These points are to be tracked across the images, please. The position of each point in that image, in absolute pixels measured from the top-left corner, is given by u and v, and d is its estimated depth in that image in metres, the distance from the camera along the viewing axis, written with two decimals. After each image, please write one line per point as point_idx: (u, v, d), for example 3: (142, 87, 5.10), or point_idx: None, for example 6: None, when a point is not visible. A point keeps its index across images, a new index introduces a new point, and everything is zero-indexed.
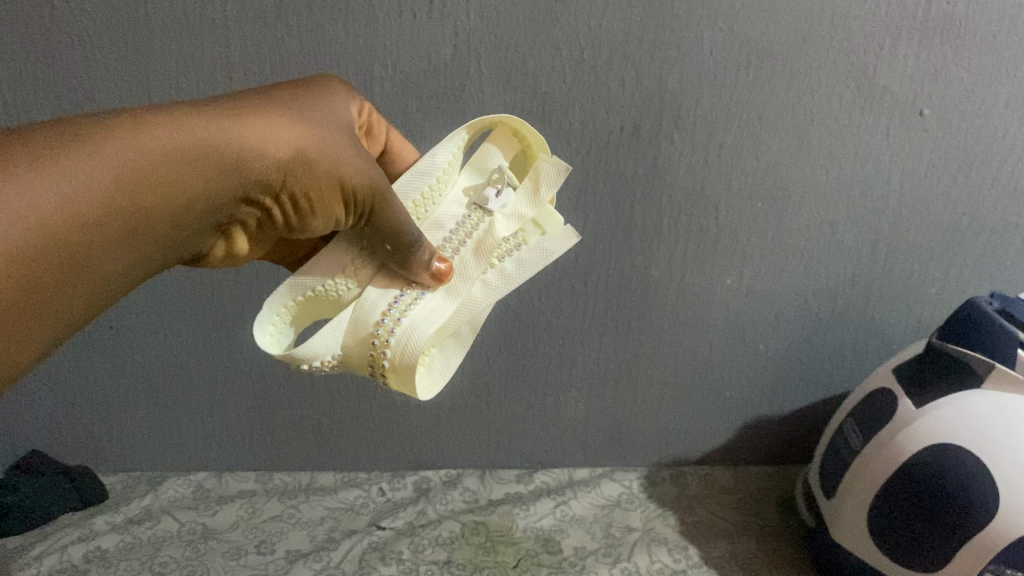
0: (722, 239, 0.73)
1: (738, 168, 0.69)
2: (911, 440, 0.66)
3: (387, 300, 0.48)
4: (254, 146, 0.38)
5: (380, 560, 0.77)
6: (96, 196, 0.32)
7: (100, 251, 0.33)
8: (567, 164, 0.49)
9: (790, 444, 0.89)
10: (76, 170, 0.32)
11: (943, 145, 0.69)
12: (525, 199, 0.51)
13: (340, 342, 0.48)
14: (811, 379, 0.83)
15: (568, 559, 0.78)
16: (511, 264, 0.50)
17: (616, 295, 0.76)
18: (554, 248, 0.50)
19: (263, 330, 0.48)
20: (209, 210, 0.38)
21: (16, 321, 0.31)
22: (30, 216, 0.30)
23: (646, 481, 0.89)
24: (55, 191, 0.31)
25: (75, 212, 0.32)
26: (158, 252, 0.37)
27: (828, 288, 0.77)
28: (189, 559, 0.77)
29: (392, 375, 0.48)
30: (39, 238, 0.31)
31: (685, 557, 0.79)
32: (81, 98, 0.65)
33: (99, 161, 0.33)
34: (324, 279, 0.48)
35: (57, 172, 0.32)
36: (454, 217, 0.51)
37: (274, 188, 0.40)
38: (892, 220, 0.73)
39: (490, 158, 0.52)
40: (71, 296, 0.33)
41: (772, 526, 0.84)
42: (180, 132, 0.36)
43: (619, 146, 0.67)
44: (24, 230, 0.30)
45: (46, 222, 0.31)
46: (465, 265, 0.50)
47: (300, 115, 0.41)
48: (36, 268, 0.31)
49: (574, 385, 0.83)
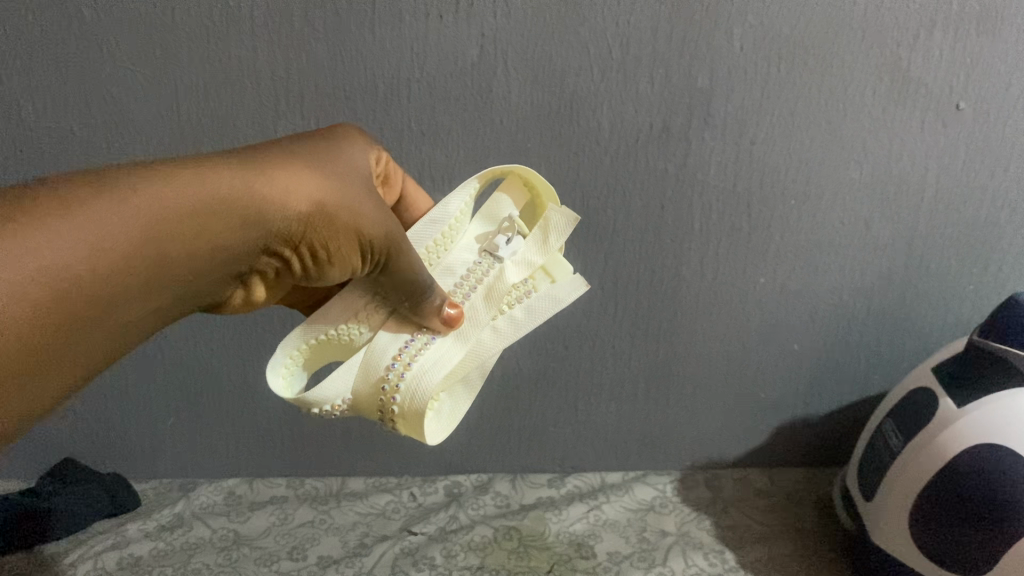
0: (755, 238, 0.72)
1: (770, 165, 0.68)
2: (952, 441, 0.65)
3: (398, 344, 0.47)
4: (277, 199, 0.38)
5: (413, 566, 0.77)
6: (128, 245, 0.32)
7: (123, 300, 0.33)
8: (575, 215, 0.50)
9: (827, 446, 0.88)
10: (103, 222, 0.31)
11: (981, 138, 0.67)
12: (534, 247, 0.51)
13: (352, 384, 0.47)
14: (848, 380, 0.82)
15: (602, 564, 0.77)
16: (521, 311, 0.50)
17: (648, 296, 0.75)
18: (564, 297, 0.50)
19: (275, 368, 0.48)
20: (228, 262, 0.37)
21: (41, 366, 0.30)
22: (54, 267, 0.29)
23: (680, 485, 0.88)
24: (79, 247, 0.30)
25: (96, 268, 0.31)
26: (172, 305, 0.36)
27: (863, 286, 0.75)
28: (222, 566, 0.77)
29: (404, 423, 0.47)
30: (60, 291, 0.30)
31: (720, 562, 0.78)
32: (108, 106, 0.65)
33: (124, 215, 0.32)
34: (336, 324, 0.48)
35: (93, 219, 0.31)
36: (464, 264, 0.51)
37: (292, 238, 0.39)
38: (929, 216, 0.71)
39: (500, 207, 0.52)
40: (93, 345, 0.33)
41: (809, 528, 0.83)
42: (204, 185, 0.35)
43: (649, 145, 0.66)
44: (58, 277, 0.30)
45: (69, 281, 0.30)
46: (475, 310, 0.50)
47: (323, 167, 0.41)
48: (65, 314, 0.30)
49: (606, 388, 0.82)
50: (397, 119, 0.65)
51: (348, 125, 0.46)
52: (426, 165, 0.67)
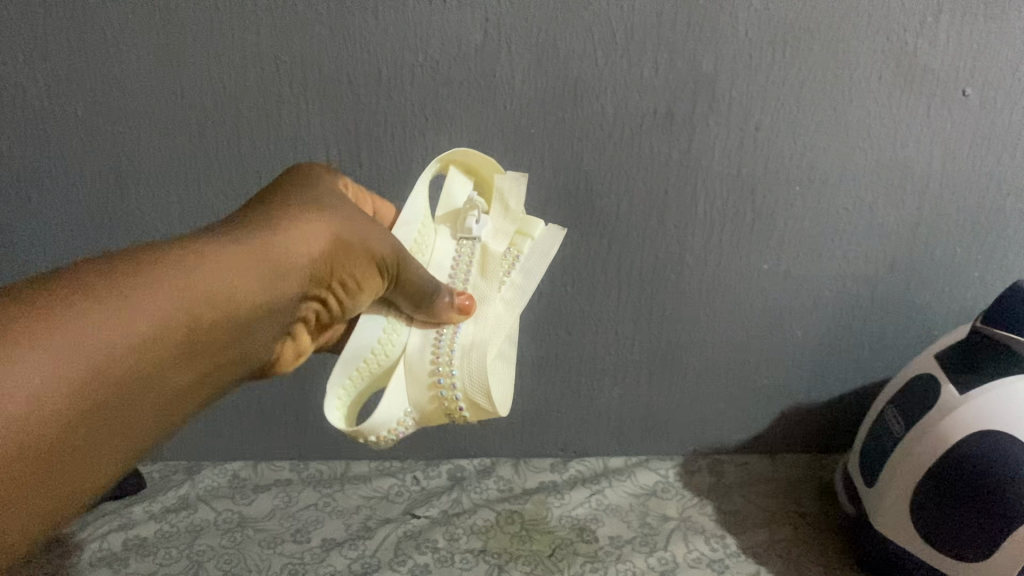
0: (759, 224, 0.72)
1: (775, 150, 0.68)
2: (953, 427, 0.65)
3: (431, 343, 0.50)
4: (301, 242, 0.39)
5: (415, 548, 0.77)
6: (175, 311, 0.32)
7: (179, 367, 0.32)
8: (522, 173, 0.53)
9: (830, 432, 0.88)
10: (145, 293, 0.31)
11: (987, 124, 0.67)
12: (499, 215, 0.54)
13: (408, 396, 0.50)
14: (851, 366, 0.82)
15: (604, 548, 0.78)
16: (519, 274, 0.53)
17: (651, 281, 0.75)
18: (549, 247, 0.54)
19: (331, 405, 0.48)
20: (275, 312, 0.38)
21: (110, 442, 0.30)
22: (111, 343, 0.29)
23: (682, 470, 0.88)
24: (145, 319, 0.31)
25: (164, 337, 0.32)
26: (231, 366, 0.36)
27: (867, 272, 0.75)
28: (227, 548, 0.78)
29: (472, 408, 0.50)
30: (117, 365, 0.30)
31: (722, 547, 0.78)
32: (113, 89, 0.65)
33: (175, 282, 0.33)
34: (371, 346, 0.49)
35: (135, 293, 0.31)
36: (449, 254, 0.53)
37: (320, 277, 0.40)
38: (934, 203, 0.71)
39: (454, 192, 0.54)
40: (154, 418, 0.32)
41: (810, 513, 0.83)
42: (235, 245, 0.36)
43: (653, 130, 0.66)
44: (116, 350, 0.29)
45: (139, 353, 0.30)
46: (479, 289, 0.52)
47: (325, 204, 0.42)
48: (126, 386, 0.30)
49: (609, 373, 0.82)
50: (401, 104, 0.65)
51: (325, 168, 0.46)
52: (429, 149, 0.67)
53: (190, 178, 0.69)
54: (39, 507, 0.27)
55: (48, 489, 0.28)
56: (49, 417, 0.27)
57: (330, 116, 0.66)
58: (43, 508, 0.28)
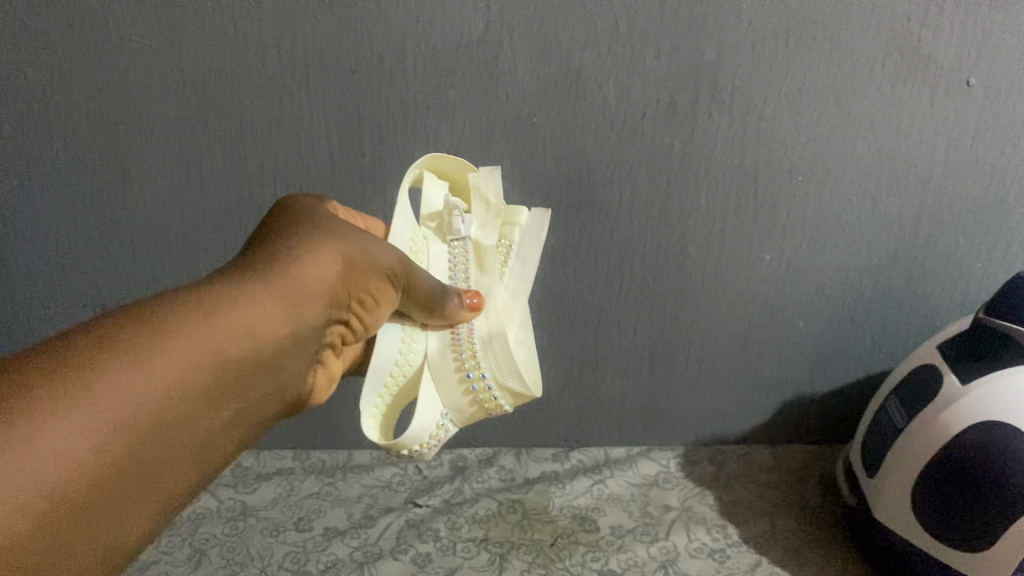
0: (761, 215, 0.72)
1: (778, 140, 0.68)
2: (954, 418, 0.65)
3: (451, 343, 0.53)
4: (320, 269, 0.40)
5: (417, 537, 0.77)
6: (210, 348, 0.34)
7: (218, 399, 0.34)
8: (495, 168, 0.55)
9: (832, 423, 0.88)
10: (180, 334, 0.33)
11: (991, 115, 0.67)
12: (481, 211, 0.56)
13: (443, 399, 0.53)
14: (853, 356, 0.82)
15: (605, 537, 0.78)
16: (515, 261, 0.57)
17: (653, 271, 0.75)
18: (540, 229, 0.58)
19: (368, 422, 0.51)
20: (305, 338, 0.39)
21: (155, 478, 0.31)
22: (151, 384, 0.31)
23: (684, 461, 0.88)
24: (191, 359, 0.33)
25: (202, 372, 0.33)
26: (269, 396, 0.38)
27: (870, 263, 0.75)
28: (229, 536, 0.78)
29: (508, 396, 0.53)
30: (158, 404, 0.31)
31: (723, 537, 0.78)
32: (115, 77, 0.65)
33: (206, 319, 0.34)
34: (395, 360, 0.53)
35: (170, 334, 0.32)
36: (444, 257, 0.56)
37: (342, 300, 0.42)
38: (936, 194, 0.71)
39: (432, 197, 0.56)
40: (198, 452, 0.33)
41: (811, 504, 0.83)
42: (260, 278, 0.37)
43: (655, 120, 0.66)
44: (156, 391, 0.31)
45: (178, 393, 0.32)
46: (482, 283, 0.55)
47: (337, 228, 0.43)
48: (167, 424, 0.31)
49: (611, 364, 0.82)
50: (402, 93, 0.65)
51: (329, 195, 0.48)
52: (431, 139, 0.67)
53: (191, 166, 0.69)
54: (98, 541, 0.29)
55: (105, 524, 0.29)
56: (93, 458, 0.29)
57: (331, 105, 0.66)
58: (94, 546, 0.29)
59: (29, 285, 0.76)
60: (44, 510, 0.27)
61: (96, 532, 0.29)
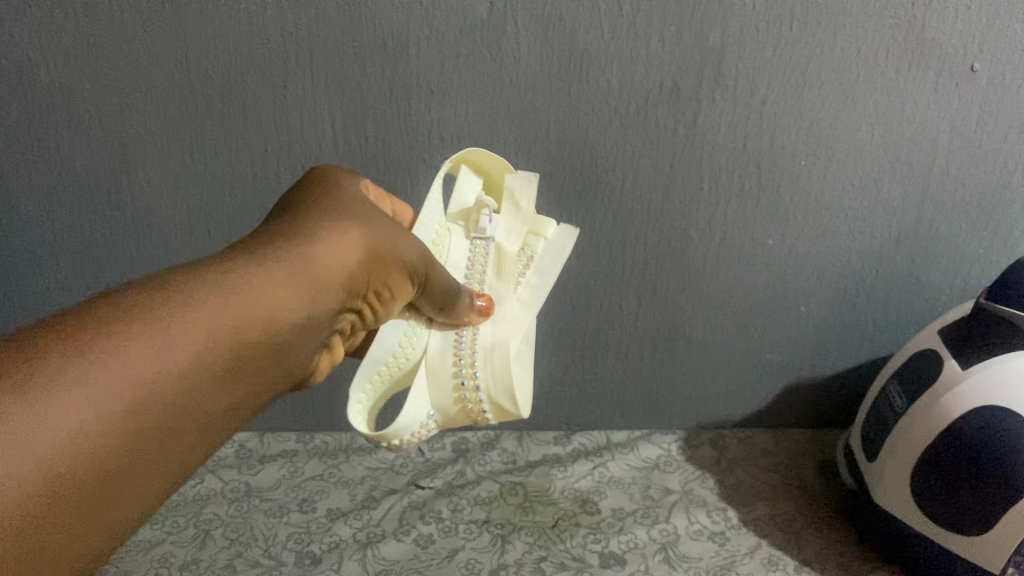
0: (764, 199, 0.72)
1: (781, 125, 0.68)
2: (955, 402, 0.65)
3: (451, 345, 0.53)
4: (336, 258, 0.40)
5: (420, 519, 0.78)
6: (231, 327, 0.33)
7: (233, 380, 0.34)
8: (533, 175, 0.56)
9: (832, 407, 0.88)
10: (204, 309, 0.32)
11: (995, 101, 0.67)
12: (511, 216, 0.57)
13: (431, 400, 0.53)
14: (855, 341, 0.82)
15: (606, 520, 0.78)
16: (533, 274, 0.57)
17: (656, 255, 0.75)
18: (564, 246, 0.58)
19: (354, 408, 0.51)
20: (315, 326, 0.39)
21: (169, 455, 0.31)
22: (174, 359, 0.30)
23: (685, 444, 0.88)
24: (211, 335, 0.32)
25: (221, 352, 0.33)
26: (277, 378, 0.37)
27: (872, 248, 0.75)
28: (233, 517, 0.79)
29: (494, 410, 0.54)
30: (180, 380, 0.31)
31: (723, 520, 0.79)
32: (120, 59, 0.65)
33: (223, 302, 0.33)
34: (394, 349, 0.52)
35: (192, 309, 0.32)
36: (464, 256, 0.56)
37: (354, 290, 0.42)
38: (940, 179, 0.71)
39: (465, 192, 0.57)
40: (209, 432, 0.33)
41: (811, 488, 0.83)
42: (279, 263, 0.37)
43: (659, 104, 0.66)
44: (177, 367, 0.31)
45: (196, 373, 0.31)
46: (496, 289, 0.55)
47: (359, 215, 0.43)
48: (185, 402, 0.31)
49: (613, 348, 0.83)
50: (407, 76, 0.65)
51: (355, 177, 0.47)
52: (435, 122, 0.67)
53: (196, 148, 0.69)
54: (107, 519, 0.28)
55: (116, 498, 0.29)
56: (113, 429, 0.28)
57: (335, 88, 0.66)
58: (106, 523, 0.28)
59: (33, 267, 0.76)
60: (56, 488, 0.26)
61: (104, 514, 0.28)
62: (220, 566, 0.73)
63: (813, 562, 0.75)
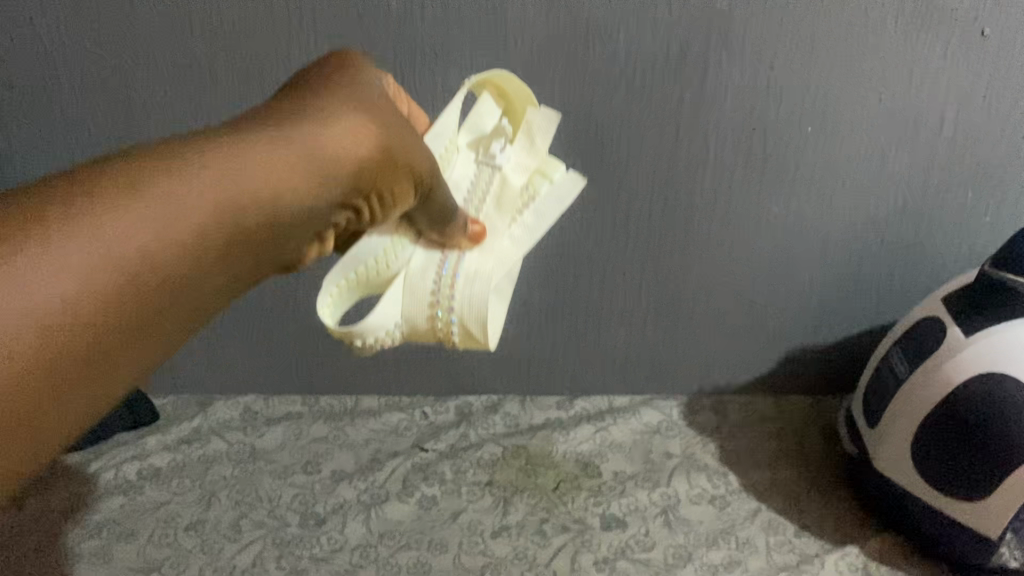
0: (770, 167, 0.72)
1: (788, 92, 0.67)
2: (958, 369, 0.66)
3: (433, 265, 0.48)
4: (346, 145, 0.35)
5: (423, 480, 0.79)
6: (205, 218, 0.29)
7: (202, 277, 0.30)
8: (556, 112, 0.51)
9: (834, 374, 0.88)
10: (171, 196, 0.28)
11: (1004, 68, 0.66)
12: (524, 149, 0.52)
13: (401, 309, 0.48)
14: (858, 309, 0.82)
15: (607, 483, 0.79)
16: (531, 216, 0.51)
17: (660, 222, 0.75)
18: (567, 195, 0.52)
19: (323, 304, 0.46)
20: (313, 219, 0.35)
21: (114, 359, 0.27)
22: (123, 248, 0.27)
23: (687, 409, 0.88)
24: (175, 226, 0.28)
25: (188, 244, 0.29)
26: (258, 276, 0.33)
27: (877, 216, 0.75)
28: (238, 478, 0.79)
29: (464, 336, 0.49)
30: (130, 274, 0.27)
31: (723, 484, 0.80)
32: (124, 20, 0.65)
33: (207, 180, 0.29)
34: (375, 253, 0.47)
35: (159, 195, 0.28)
36: (466, 178, 0.51)
37: (364, 186, 0.37)
38: (947, 148, 0.71)
39: (484, 116, 0.52)
40: (170, 332, 0.29)
41: (813, 453, 0.84)
42: (278, 144, 0.33)
43: (665, 69, 0.66)
44: (128, 258, 0.27)
45: (153, 268, 0.28)
46: (492, 222, 0.50)
47: (377, 107, 0.38)
48: (138, 298, 0.27)
49: (616, 314, 0.83)
50: (412, 39, 0.65)
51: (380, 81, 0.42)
52: (439, 87, 0.67)
53: (200, 111, 0.69)
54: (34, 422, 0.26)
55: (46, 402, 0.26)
56: (40, 324, 0.25)
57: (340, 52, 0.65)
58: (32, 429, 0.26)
59: None
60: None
61: (28, 412, 0.25)
62: (226, 527, 0.74)
63: (812, 527, 0.75)
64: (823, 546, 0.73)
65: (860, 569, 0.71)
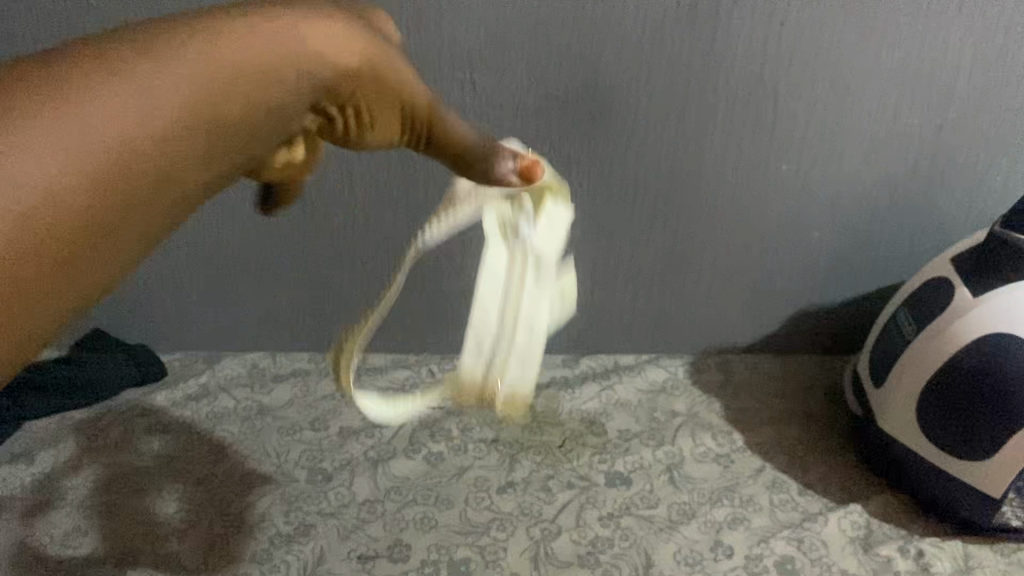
0: (780, 125, 0.71)
1: (800, 48, 0.67)
2: (965, 329, 0.66)
3: (498, 306, 0.53)
4: (331, 47, 0.29)
5: (430, 438, 0.79)
6: (112, 154, 0.22)
7: (100, 230, 0.23)
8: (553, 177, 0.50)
9: (841, 334, 0.88)
10: (74, 120, 0.22)
11: (1018, 24, 0.66)
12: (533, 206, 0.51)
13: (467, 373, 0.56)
14: (866, 269, 0.82)
15: (612, 440, 0.80)
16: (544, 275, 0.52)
17: (668, 180, 0.75)
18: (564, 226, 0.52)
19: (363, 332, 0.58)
20: (283, 125, 0.28)
21: None
22: (54, 170, 0.21)
23: (692, 368, 0.88)
24: (94, 152, 0.22)
25: (114, 178, 0.23)
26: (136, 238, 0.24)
27: (888, 175, 0.75)
28: (247, 434, 0.80)
29: (513, 390, 0.56)
30: (68, 207, 0.22)
31: (728, 443, 0.80)
32: None
33: (181, 77, 0.24)
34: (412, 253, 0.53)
35: (69, 116, 0.22)
36: (504, 271, 0.52)
37: (341, 95, 0.31)
38: (959, 106, 0.70)
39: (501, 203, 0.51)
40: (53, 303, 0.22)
41: (818, 413, 0.84)
42: (264, 37, 0.27)
43: (676, 25, 0.66)
44: (44, 188, 0.21)
45: (64, 206, 0.22)
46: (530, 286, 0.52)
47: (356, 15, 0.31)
48: (49, 244, 0.22)
49: (623, 274, 0.83)
50: None
51: (370, 8, 0.34)
52: (447, 42, 0.66)
53: None
54: None
55: None
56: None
57: None
58: None
59: None
60: None
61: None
62: (235, 481, 0.75)
63: (816, 486, 0.76)
64: (827, 504, 0.74)
65: (863, 527, 0.71)
